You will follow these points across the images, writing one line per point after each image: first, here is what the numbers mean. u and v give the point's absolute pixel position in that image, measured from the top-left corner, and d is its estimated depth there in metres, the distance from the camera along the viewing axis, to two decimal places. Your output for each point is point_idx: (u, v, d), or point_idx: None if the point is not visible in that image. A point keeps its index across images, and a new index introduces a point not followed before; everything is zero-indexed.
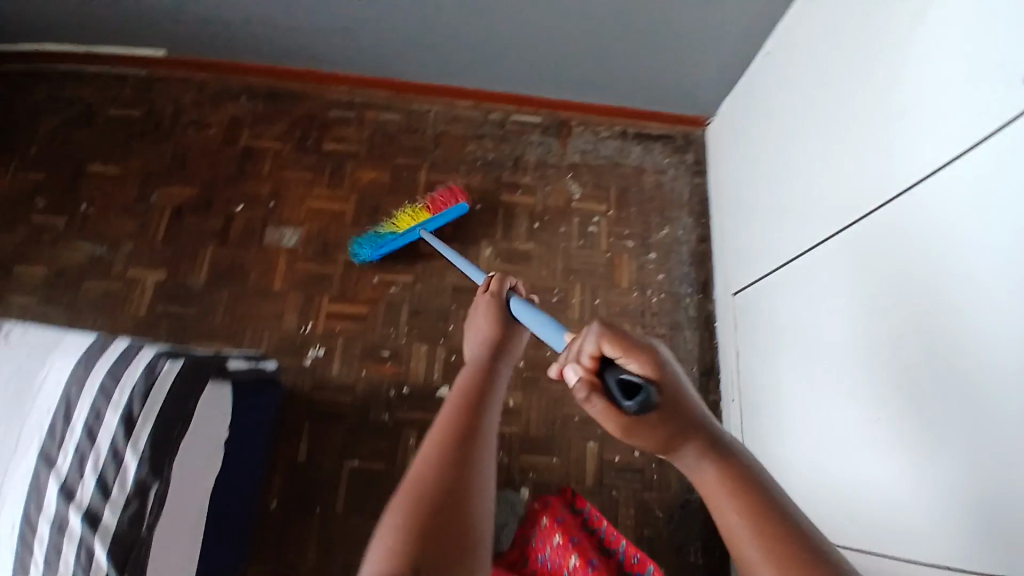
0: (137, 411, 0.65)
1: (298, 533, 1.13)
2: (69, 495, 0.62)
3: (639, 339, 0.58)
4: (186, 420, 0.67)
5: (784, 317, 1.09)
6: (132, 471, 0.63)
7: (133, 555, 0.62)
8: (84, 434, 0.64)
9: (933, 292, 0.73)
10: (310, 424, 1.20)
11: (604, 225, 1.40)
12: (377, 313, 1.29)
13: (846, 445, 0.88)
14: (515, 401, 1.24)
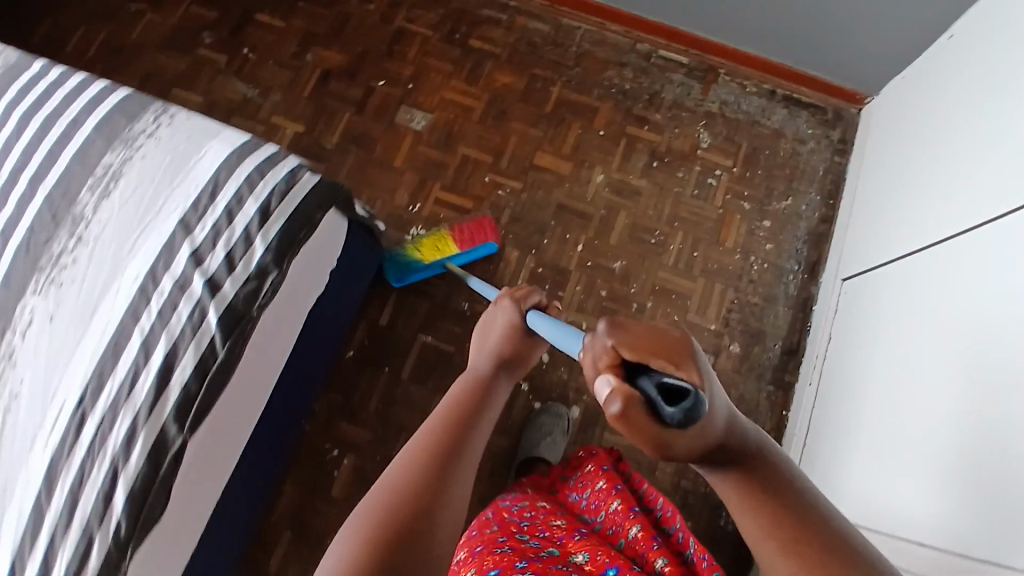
0: (274, 206, 0.77)
1: (367, 383, 1.24)
2: (198, 261, 0.74)
3: (671, 333, 0.45)
4: (310, 230, 0.79)
5: (882, 308, 1.05)
6: (257, 256, 0.75)
7: (240, 326, 0.74)
8: (224, 214, 0.75)
9: (996, 314, 0.77)
10: (397, 293, 1.28)
11: (725, 180, 1.35)
12: (479, 210, 1.33)
13: (884, 438, 0.92)
14: (589, 325, 1.27)
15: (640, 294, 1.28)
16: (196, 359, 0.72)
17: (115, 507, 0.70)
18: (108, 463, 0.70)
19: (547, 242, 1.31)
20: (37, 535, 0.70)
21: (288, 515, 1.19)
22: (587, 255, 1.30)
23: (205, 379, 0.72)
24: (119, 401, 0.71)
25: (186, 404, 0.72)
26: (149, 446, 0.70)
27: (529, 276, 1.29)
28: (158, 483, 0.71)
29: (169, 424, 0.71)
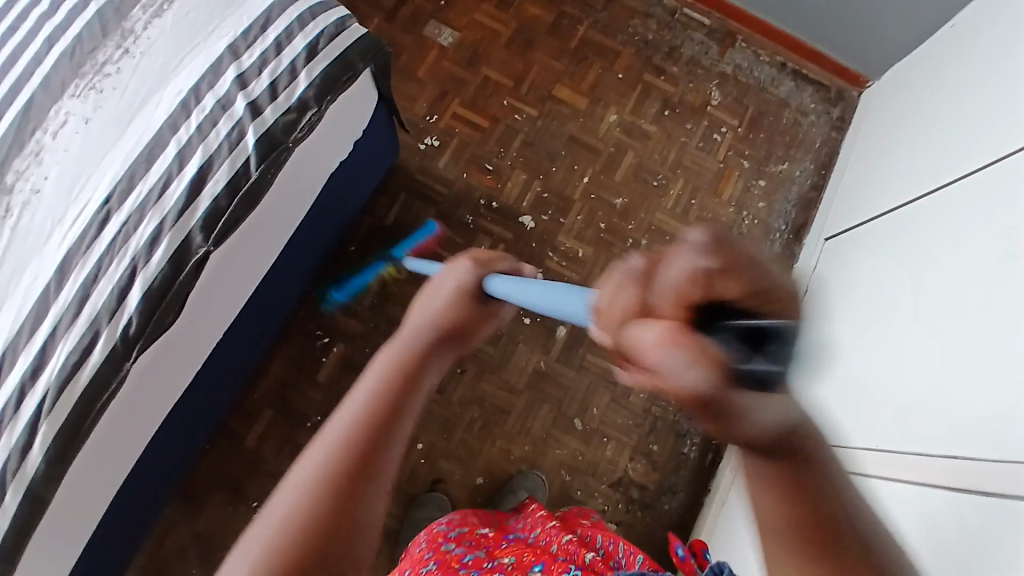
0: (320, 47, 0.83)
1: (364, 277, 1.26)
2: (242, 84, 0.79)
3: (706, 250, 0.34)
4: (349, 79, 0.85)
5: (851, 264, 1.15)
6: (299, 89, 0.81)
7: (275, 151, 0.79)
8: (272, 48, 0.81)
9: (956, 254, 0.88)
10: (405, 197, 1.31)
11: (729, 137, 1.42)
12: (494, 131, 1.36)
13: (842, 370, 1.02)
14: (584, 253, 1.32)
15: (637, 231, 1.34)
16: (229, 176, 0.77)
17: (129, 303, 0.73)
18: (128, 260, 0.73)
19: (555, 169, 1.35)
20: (41, 321, 0.72)
21: (270, 393, 1.20)
22: (592, 188, 1.35)
23: (235, 196, 0.77)
24: (146, 203, 0.74)
25: (213, 215, 0.76)
26: (172, 248, 0.74)
27: (534, 199, 1.34)
28: (178, 284, 0.75)
29: (194, 233, 0.75)
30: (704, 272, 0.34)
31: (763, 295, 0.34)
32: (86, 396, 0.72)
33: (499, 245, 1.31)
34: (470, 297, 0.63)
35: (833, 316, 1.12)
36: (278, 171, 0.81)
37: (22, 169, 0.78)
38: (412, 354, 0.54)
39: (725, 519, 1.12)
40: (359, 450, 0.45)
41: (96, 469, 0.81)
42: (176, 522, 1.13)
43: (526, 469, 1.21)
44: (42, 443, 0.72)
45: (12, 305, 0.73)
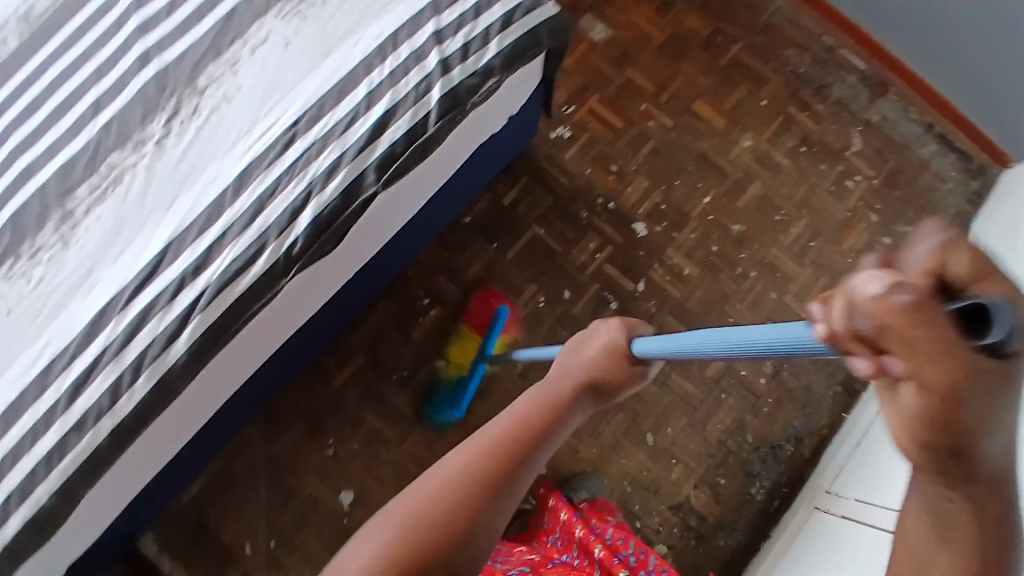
0: (517, 18, 0.84)
1: (473, 249, 1.28)
2: (438, 40, 0.81)
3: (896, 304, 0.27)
4: (532, 54, 0.87)
5: None
6: (488, 55, 0.83)
7: (456, 110, 0.81)
8: (473, 10, 0.82)
9: None
10: (526, 180, 1.32)
11: (862, 187, 1.37)
12: (626, 133, 1.36)
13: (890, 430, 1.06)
14: (691, 272, 1.30)
15: (748, 261, 1.31)
16: (410, 124, 0.79)
17: (298, 225, 0.76)
18: (304, 183, 0.76)
19: (679, 184, 1.34)
20: (214, 219, 0.76)
21: (362, 340, 1.23)
22: (712, 209, 1.33)
23: (411, 144, 0.80)
24: (331, 133, 0.77)
25: (390, 158, 0.79)
26: (345, 183, 0.77)
27: (651, 208, 1.33)
28: (341, 218, 0.78)
29: (370, 171, 0.78)
30: (940, 260, 0.30)
31: (982, 277, 0.30)
32: (238, 303, 0.76)
33: (607, 245, 1.30)
34: (624, 355, 0.59)
35: None
36: (451, 129, 0.83)
37: (215, 75, 0.80)
38: (549, 403, 0.56)
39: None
40: (481, 480, 0.50)
41: (221, 370, 0.85)
42: (253, 443, 1.18)
43: (589, 471, 1.21)
44: (187, 339, 0.74)
45: (184, 203, 0.76)
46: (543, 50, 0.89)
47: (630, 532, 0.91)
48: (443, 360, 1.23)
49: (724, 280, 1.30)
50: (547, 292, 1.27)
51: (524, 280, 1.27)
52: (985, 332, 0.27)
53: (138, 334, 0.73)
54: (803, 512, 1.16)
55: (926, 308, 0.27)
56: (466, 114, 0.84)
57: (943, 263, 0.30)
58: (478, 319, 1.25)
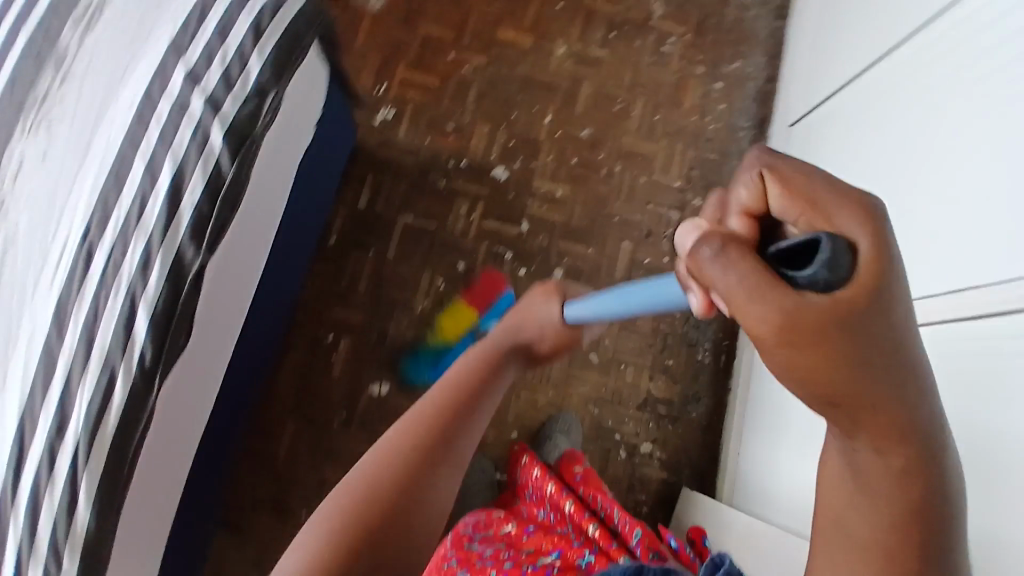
0: (265, 25, 0.82)
1: (352, 264, 1.24)
2: (195, 80, 0.78)
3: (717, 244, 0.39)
4: (299, 53, 0.86)
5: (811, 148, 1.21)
6: (253, 74, 0.81)
7: (245, 143, 0.79)
8: (216, 36, 0.80)
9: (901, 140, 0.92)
10: (372, 175, 1.27)
11: (679, 47, 1.41)
12: (446, 88, 1.32)
13: None
14: (563, 193, 1.31)
15: (608, 159, 1.34)
16: (205, 180, 0.76)
17: (138, 334, 0.72)
18: (125, 292, 0.72)
19: (516, 116, 1.33)
20: (51, 375, 0.70)
21: (288, 400, 1.19)
22: (556, 126, 1.34)
23: (216, 199, 0.77)
24: (127, 228, 0.73)
25: (200, 223, 0.76)
26: (167, 268, 0.74)
27: (502, 149, 1.31)
28: (181, 304, 0.75)
29: (185, 246, 0.75)
30: (761, 196, 0.41)
31: (824, 212, 0.38)
32: (117, 439, 0.72)
33: (477, 203, 1.28)
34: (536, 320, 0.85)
35: None
36: (251, 164, 0.81)
37: None
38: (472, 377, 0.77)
39: (747, 434, 1.18)
40: (427, 445, 0.68)
41: (147, 507, 0.82)
42: (229, 547, 1.13)
43: (559, 413, 1.24)
44: (86, 502, 0.70)
45: (18, 362, 0.70)
46: (309, 45, 0.88)
47: (598, 488, 0.96)
48: (378, 383, 1.20)
49: (595, 187, 1.32)
50: (442, 272, 1.25)
51: (415, 270, 1.24)
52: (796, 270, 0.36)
53: (40, 515, 0.69)
54: (746, 355, 1.25)
55: (740, 257, 0.36)
56: (261, 141, 0.82)
57: (768, 191, 0.41)
58: (388, 330, 1.22)
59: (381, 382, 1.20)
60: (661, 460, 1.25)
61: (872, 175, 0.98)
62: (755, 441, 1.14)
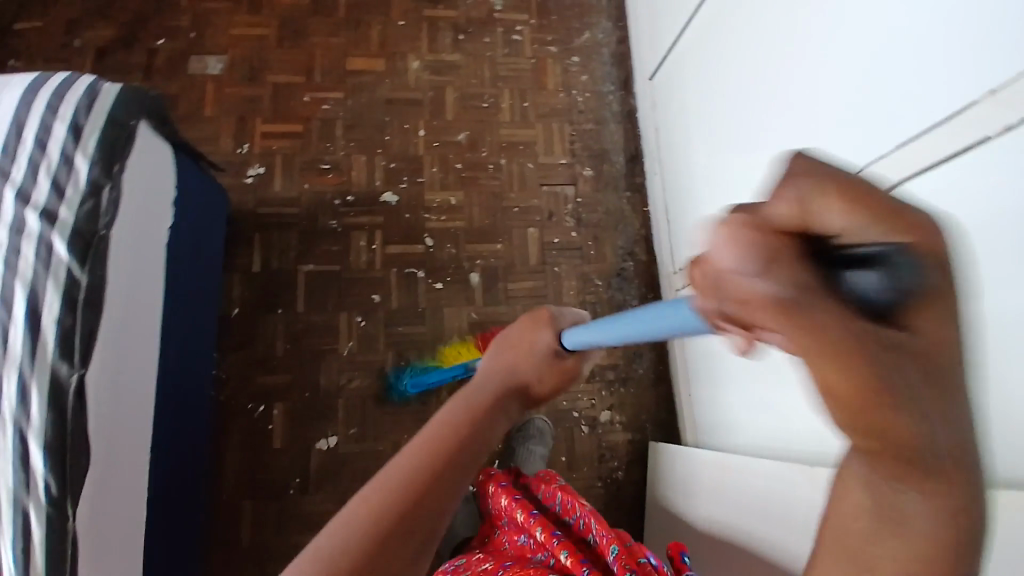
0: (83, 122, 0.80)
1: (263, 328, 1.20)
2: (25, 199, 0.76)
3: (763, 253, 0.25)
4: (128, 138, 0.83)
5: (675, 93, 1.25)
6: (83, 173, 0.78)
7: (92, 244, 0.76)
8: (36, 148, 0.78)
9: (742, 69, 0.97)
10: (260, 235, 1.24)
11: (527, 32, 1.43)
12: (310, 130, 1.30)
13: (704, 192, 1.13)
14: (457, 199, 1.31)
15: (491, 155, 1.34)
16: (60, 292, 0.74)
17: (36, 468, 0.70)
18: (11, 430, 0.70)
19: (390, 138, 1.32)
20: None
21: (236, 485, 1.13)
22: (431, 137, 1.33)
23: (76, 308, 0.74)
24: None
25: (65, 338, 0.73)
26: (44, 393, 0.71)
27: (384, 173, 1.30)
28: (70, 425, 0.72)
29: (58, 365, 0.72)
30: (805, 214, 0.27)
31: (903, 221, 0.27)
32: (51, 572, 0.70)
33: (375, 232, 1.26)
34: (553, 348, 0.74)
35: (683, 143, 1.21)
36: (106, 263, 0.78)
37: None
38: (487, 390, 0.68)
39: (694, 380, 1.20)
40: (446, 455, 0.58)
41: None
42: None
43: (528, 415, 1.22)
44: None
45: None
46: (138, 128, 0.85)
47: (571, 494, 0.92)
48: (326, 437, 1.16)
49: (486, 185, 1.33)
50: (358, 309, 1.21)
51: (329, 315, 1.20)
52: (856, 272, 0.26)
53: None
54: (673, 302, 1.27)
55: (792, 271, 0.24)
56: (112, 238, 0.79)
57: (820, 213, 0.27)
58: (320, 382, 1.18)
59: (327, 437, 1.16)
60: (624, 426, 1.26)
61: (732, 105, 1.02)
62: (703, 386, 1.16)
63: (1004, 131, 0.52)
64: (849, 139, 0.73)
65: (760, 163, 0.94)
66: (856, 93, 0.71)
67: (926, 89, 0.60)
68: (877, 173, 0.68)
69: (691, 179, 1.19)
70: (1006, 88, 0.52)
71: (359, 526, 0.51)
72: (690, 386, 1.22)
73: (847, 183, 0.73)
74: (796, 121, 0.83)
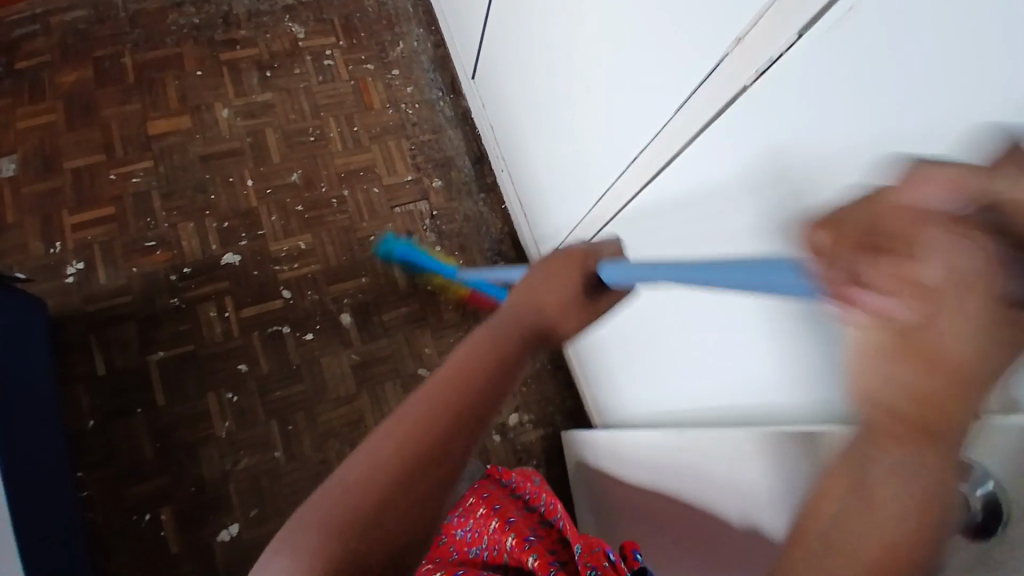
0: None
1: (126, 434, 1.08)
2: None
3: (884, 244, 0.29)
4: None
5: (495, 89, 1.24)
6: None
7: None
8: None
9: (544, 77, 0.98)
10: (96, 335, 1.12)
11: (339, 55, 1.38)
12: (125, 209, 1.19)
13: (551, 196, 1.13)
14: (306, 242, 1.24)
15: (332, 189, 1.28)
16: None
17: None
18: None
19: (216, 196, 1.23)
20: None
21: None
22: (261, 185, 1.25)
23: None
24: None
25: None
26: None
27: (219, 235, 1.21)
28: None
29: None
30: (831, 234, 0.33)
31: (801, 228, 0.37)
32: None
33: (224, 298, 1.17)
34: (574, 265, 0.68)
35: (518, 144, 1.21)
36: None
37: None
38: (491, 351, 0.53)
39: (581, 360, 1.22)
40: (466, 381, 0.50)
41: None
42: None
43: None
44: None
45: None
46: None
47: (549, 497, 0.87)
48: (224, 528, 1.07)
49: (333, 221, 1.26)
50: (227, 385, 1.13)
51: (197, 400, 1.11)
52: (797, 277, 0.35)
53: None
54: None
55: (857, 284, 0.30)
56: None
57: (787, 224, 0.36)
58: (204, 473, 1.08)
59: (226, 526, 1.07)
60: (533, 422, 1.26)
61: (545, 110, 1.03)
62: (592, 365, 1.17)
63: (758, 77, 0.52)
64: (636, 119, 0.74)
65: (575, 147, 0.95)
66: (634, 60, 0.70)
67: (680, 56, 0.61)
68: (658, 144, 0.70)
69: (536, 181, 1.18)
70: (749, 33, 0.51)
71: (375, 466, 0.44)
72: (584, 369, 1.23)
73: (641, 161, 0.75)
74: (593, 104, 0.84)
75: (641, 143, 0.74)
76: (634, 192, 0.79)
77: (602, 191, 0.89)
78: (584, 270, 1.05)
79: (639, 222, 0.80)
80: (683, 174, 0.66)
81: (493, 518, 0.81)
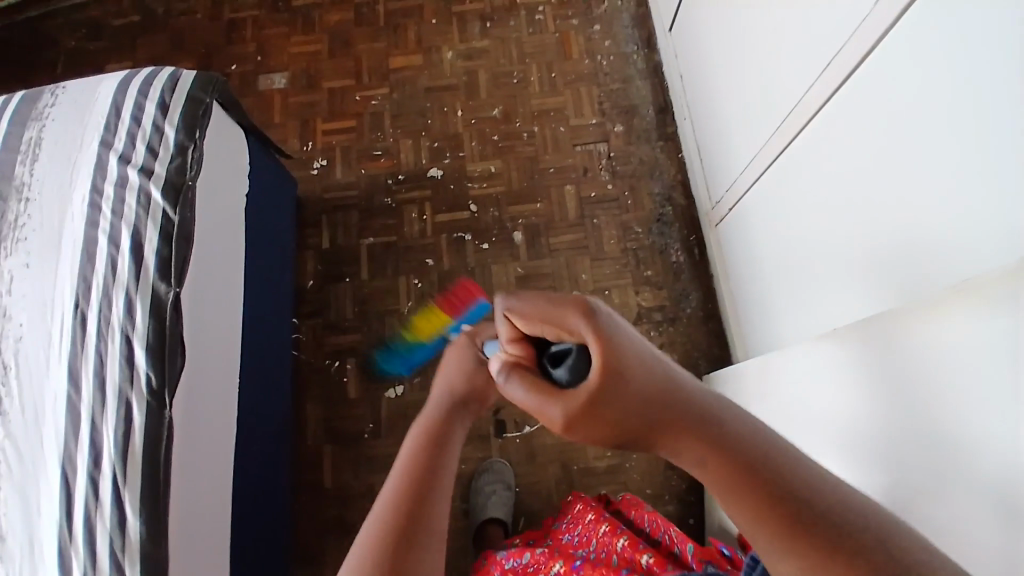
0: (169, 100, 0.97)
1: (334, 296, 1.34)
2: (127, 160, 0.93)
3: (555, 305, 0.50)
4: (204, 107, 1.00)
5: (687, 38, 1.30)
6: (169, 138, 0.95)
7: (181, 192, 0.93)
8: (134, 124, 0.95)
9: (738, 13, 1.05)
10: (327, 216, 1.41)
11: (549, 11, 1.53)
12: (363, 123, 1.47)
13: (726, 137, 1.17)
14: (496, 166, 1.41)
15: (525, 124, 1.44)
16: (157, 228, 0.91)
17: (138, 363, 0.85)
18: (119, 334, 0.86)
19: (431, 121, 1.46)
20: (80, 421, 0.84)
21: (318, 432, 1.25)
22: (468, 115, 1.46)
23: (170, 241, 0.91)
24: (108, 286, 0.88)
25: (164, 264, 0.90)
26: (147, 307, 0.87)
27: (430, 153, 1.43)
28: (167, 331, 0.87)
29: (157, 284, 0.89)
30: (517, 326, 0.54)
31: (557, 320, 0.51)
32: (148, 452, 0.83)
33: (425, 204, 1.39)
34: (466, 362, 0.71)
35: (704, 90, 1.25)
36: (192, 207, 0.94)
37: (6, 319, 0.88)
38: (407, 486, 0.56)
39: (735, 304, 1.23)
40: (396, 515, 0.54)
41: (198, 534, 0.89)
42: None
43: None
44: (134, 515, 0.81)
45: (54, 426, 0.84)
46: (212, 105, 1.02)
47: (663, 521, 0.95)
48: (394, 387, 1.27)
49: (521, 151, 1.42)
50: (415, 272, 1.34)
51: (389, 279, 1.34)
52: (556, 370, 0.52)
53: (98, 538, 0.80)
54: (714, 236, 1.29)
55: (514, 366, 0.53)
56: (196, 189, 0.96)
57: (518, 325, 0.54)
58: (386, 339, 1.30)
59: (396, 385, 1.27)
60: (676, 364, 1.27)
61: (734, 52, 1.09)
62: (752, 312, 1.16)
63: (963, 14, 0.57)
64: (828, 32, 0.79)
65: (760, 77, 1.00)
66: None
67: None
68: (856, 38, 0.73)
69: (715, 126, 1.22)
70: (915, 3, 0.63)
71: None
72: (739, 317, 1.22)
73: (830, 71, 0.79)
74: (785, 26, 0.90)
75: (829, 54, 0.79)
76: (825, 100, 0.82)
77: (783, 113, 0.94)
78: (753, 204, 1.09)
79: (820, 134, 0.84)
80: (872, 93, 0.72)
81: (623, 537, 0.87)
